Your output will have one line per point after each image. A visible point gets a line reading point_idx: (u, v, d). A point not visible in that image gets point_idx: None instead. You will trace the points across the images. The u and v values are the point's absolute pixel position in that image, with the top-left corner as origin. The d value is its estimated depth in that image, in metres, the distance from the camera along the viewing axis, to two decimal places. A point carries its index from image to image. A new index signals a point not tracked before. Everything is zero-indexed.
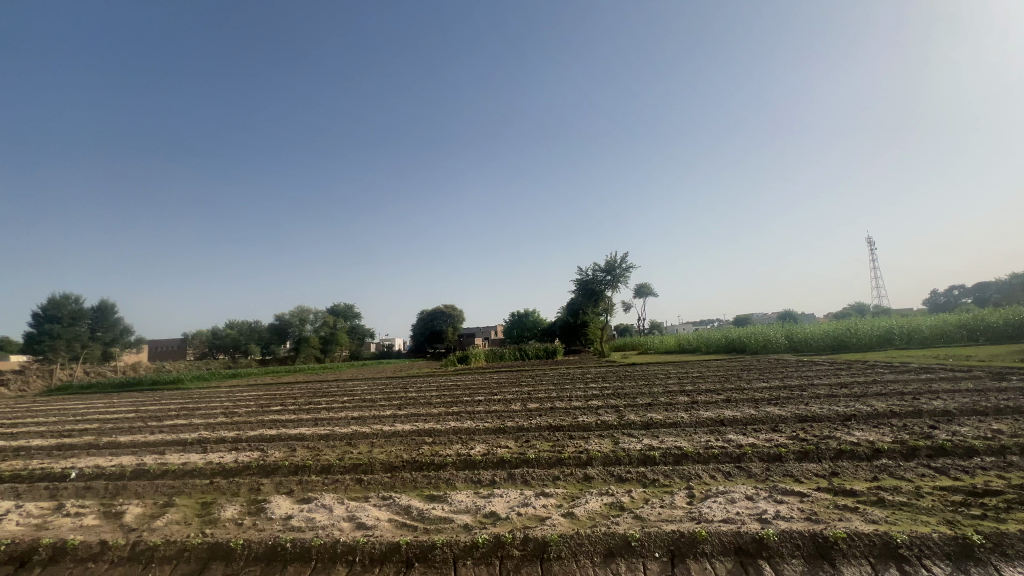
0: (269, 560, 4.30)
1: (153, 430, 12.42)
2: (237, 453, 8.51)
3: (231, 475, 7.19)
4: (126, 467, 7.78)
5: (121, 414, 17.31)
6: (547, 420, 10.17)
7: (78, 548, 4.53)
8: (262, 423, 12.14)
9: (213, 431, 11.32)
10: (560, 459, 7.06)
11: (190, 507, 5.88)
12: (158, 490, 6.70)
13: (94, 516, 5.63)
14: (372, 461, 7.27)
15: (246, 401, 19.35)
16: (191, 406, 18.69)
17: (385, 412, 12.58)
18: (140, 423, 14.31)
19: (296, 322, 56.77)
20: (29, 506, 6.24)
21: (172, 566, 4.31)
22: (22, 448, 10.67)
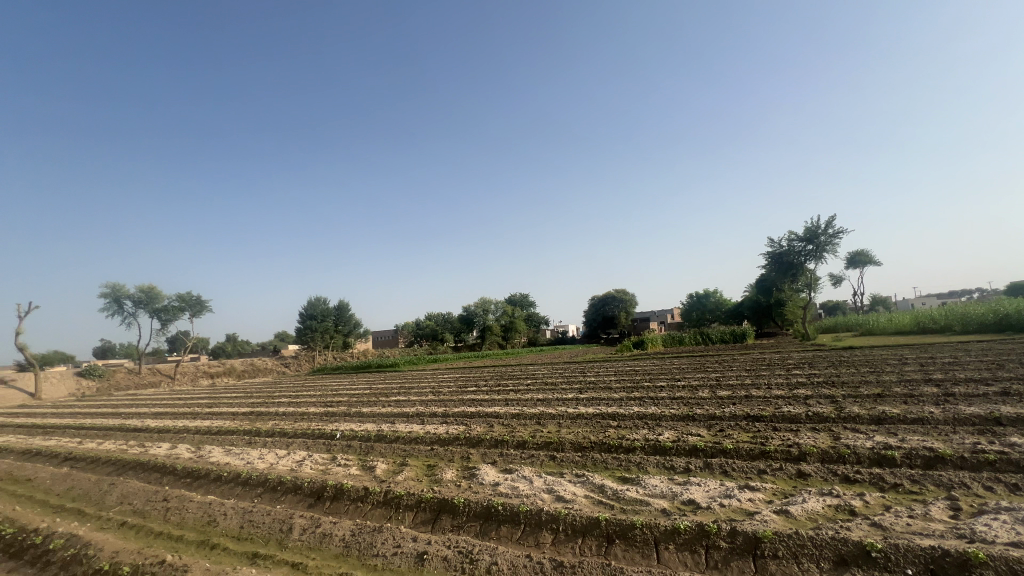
0: (486, 518, 4.93)
1: (385, 404, 15.36)
2: (448, 426, 9.95)
3: (445, 444, 8.43)
4: (370, 432, 9.81)
5: (361, 391, 21.85)
6: (743, 409, 9.27)
7: (350, 490, 5.88)
8: (463, 402, 13.90)
9: (427, 407, 13.43)
10: (764, 452, 6.40)
11: (419, 467, 7.11)
12: (394, 452, 8.27)
13: (355, 467, 7.25)
14: (562, 440, 7.69)
15: (447, 383, 22.40)
16: (408, 386, 22.49)
17: (567, 395, 13.12)
18: (374, 399, 17.84)
19: (480, 313, 62.73)
20: (314, 455, 8.37)
21: (414, 513, 5.27)
22: (304, 414, 14.31)
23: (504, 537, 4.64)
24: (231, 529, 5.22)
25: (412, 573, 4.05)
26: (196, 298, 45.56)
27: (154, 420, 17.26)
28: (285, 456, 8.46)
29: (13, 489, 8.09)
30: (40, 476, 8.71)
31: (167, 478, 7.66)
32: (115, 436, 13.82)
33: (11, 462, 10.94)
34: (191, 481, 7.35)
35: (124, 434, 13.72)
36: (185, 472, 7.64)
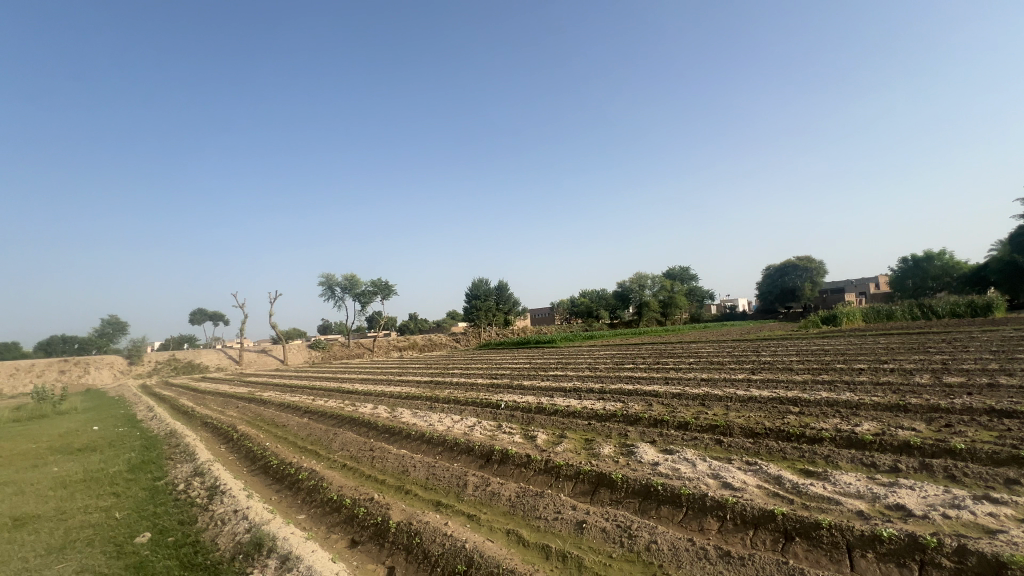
0: (645, 497, 4.87)
1: (545, 379, 16.12)
2: (604, 402, 10.00)
3: (601, 419, 8.53)
4: (530, 403, 10.44)
5: (523, 366, 23.31)
6: (983, 401, 7.29)
7: (515, 456, 6.36)
8: (620, 379, 13.80)
9: (584, 382, 13.70)
10: (1016, 457, 4.95)
11: (578, 440, 7.30)
12: (553, 424, 8.67)
13: (518, 436, 7.81)
14: (730, 424, 7.09)
15: (604, 359, 22.43)
16: (565, 362, 23.16)
17: (737, 375, 11.99)
18: (535, 373, 18.85)
19: (636, 289, 60.64)
20: (483, 422, 9.29)
21: (573, 483, 5.48)
22: (474, 385, 15.89)
23: (665, 518, 4.53)
24: (419, 479, 6.14)
25: (572, 539, 4.24)
26: (385, 283, 53.51)
27: (362, 385, 21.07)
28: (459, 421, 9.55)
29: (276, 431, 10.82)
30: (292, 423, 11.48)
31: (372, 433, 9.34)
32: (336, 396, 17.30)
33: (274, 411, 14.60)
34: (389, 436, 8.84)
35: (341, 396, 17.11)
36: (385, 429, 9.19)
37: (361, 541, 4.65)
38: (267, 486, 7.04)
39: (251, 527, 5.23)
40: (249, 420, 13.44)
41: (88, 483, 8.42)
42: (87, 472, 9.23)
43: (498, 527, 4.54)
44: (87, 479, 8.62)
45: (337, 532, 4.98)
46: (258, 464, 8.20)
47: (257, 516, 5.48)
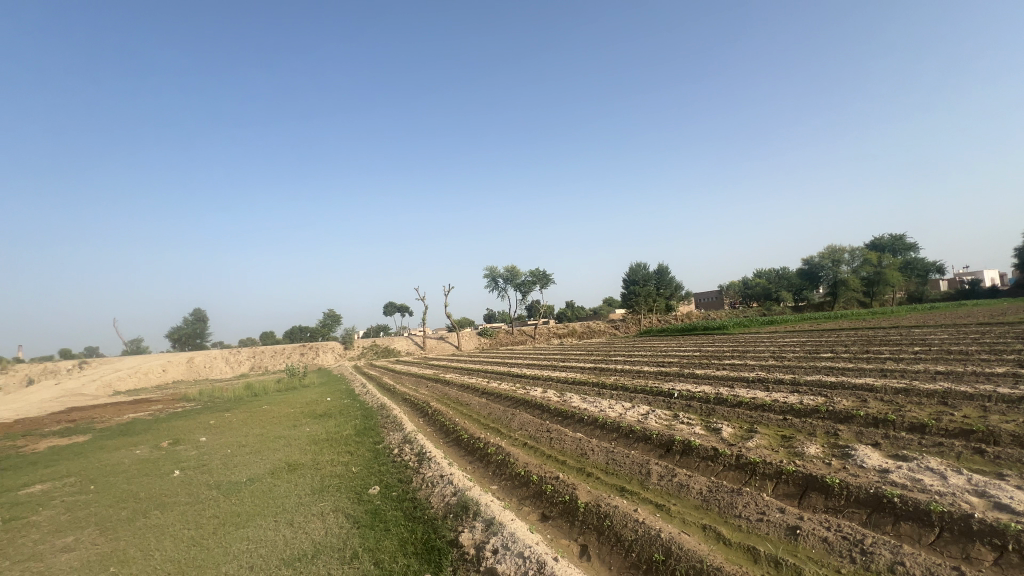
0: (875, 509, 4.11)
1: (719, 367, 14.84)
2: (800, 396, 8.75)
3: (799, 414, 7.47)
4: (707, 393, 9.72)
5: (691, 353, 21.84)
6: None
7: (699, 448, 5.98)
8: (815, 369, 11.92)
9: (770, 372, 12.21)
10: None
11: (773, 436, 6.52)
12: (738, 417, 7.90)
13: (699, 427, 7.33)
14: (995, 430, 5.51)
15: (790, 346, 19.65)
16: (742, 349, 20.97)
17: (992, 368, 9.29)
18: (706, 361, 17.51)
19: (828, 264, 51.43)
20: (656, 410, 8.98)
21: (774, 483, 4.92)
22: (640, 372, 15.47)
23: (907, 537, 3.75)
24: (600, 463, 6.22)
25: (785, 546, 3.79)
26: (543, 272, 55.46)
27: (529, 369, 22.33)
28: (630, 408, 9.41)
29: (462, 409, 12.16)
30: (474, 402, 12.74)
31: (546, 415, 9.79)
32: (508, 380, 18.67)
33: (457, 391, 16.41)
34: (562, 420, 9.14)
35: (511, 380, 18.34)
36: (558, 412, 9.57)
37: (552, 516, 4.91)
38: (462, 456, 7.93)
39: (456, 491, 5.95)
40: (439, 398, 15.39)
41: (331, 442, 10.64)
42: (329, 433, 11.66)
43: (692, 521, 4.33)
44: (330, 439, 10.92)
45: (527, 505, 5.34)
46: (452, 437, 9.31)
47: (460, 482, 6.21)
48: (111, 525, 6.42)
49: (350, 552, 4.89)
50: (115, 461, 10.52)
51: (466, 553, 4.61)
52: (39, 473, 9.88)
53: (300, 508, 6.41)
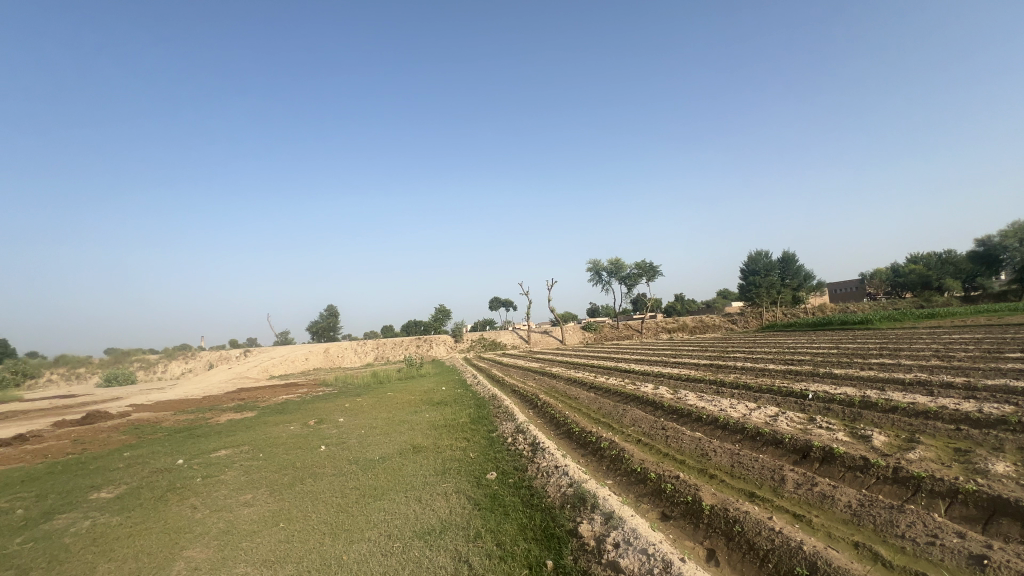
0: None
1: (863, 367, 12.98)
2: (978, 403, 7.31)
3: (979, 425, 6.24)
4: (850, 396, 8.56)
5: (826, 350, 19.40)
6: None
7: (844, 457, 5.32)
8: (998, 371, 9.86)
9: (933, 373, 10.36)
10: None
11: (942, 449, 5.55)
12: (894, 424, 6.84)
13: (843, 433, 6.50)
14: None
15: (960, 344, 16.48)
16: (893, 345, 18.09)
17: None
18: (847, 359, 15.42)
19: (1016, 245, 40.97)
20: (787, 412, 8.15)
21: (947, 503, 4.20)
22: (764, 370, 14.13)
23: None
24: (724, 466, 5.81)
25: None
26: (650, 264, 53.16)
27: (637, 365, 21.66)
28: (756, 408, 8.65)
29: (571, 402, 12.22)
30: (583, 396, 12.71)
31: (660, 413, 9.40)
32: (616, 374, 18.30)
33: (564, 385, 16.51)
34: (678, 418, 8.74)
35: (620, 375, 17.92)
36: (673, 410, 9.16)
37: (673, 516, 4.73)
38: (575, 449, 7.98)
39: (573, 482, 6.01)
40: (546, 390, 15.63)
41: (448, 427, 11.40)
42: (446, 420, 12.49)
43: (840, 536, 3.87)
44: (448, 425, 11.71)
45: (646, 502, 5.22)
46: (563, 429, 9.41)
47: (575, 474, 6.25)
48: (277, 488, 7.61)
49: (474, 532, 5.21)
50: (275, 435, 12.40)
51: (586, 544, 4.66)
52: (222, 441, 12.04)
53: (426, 486, 6.98)
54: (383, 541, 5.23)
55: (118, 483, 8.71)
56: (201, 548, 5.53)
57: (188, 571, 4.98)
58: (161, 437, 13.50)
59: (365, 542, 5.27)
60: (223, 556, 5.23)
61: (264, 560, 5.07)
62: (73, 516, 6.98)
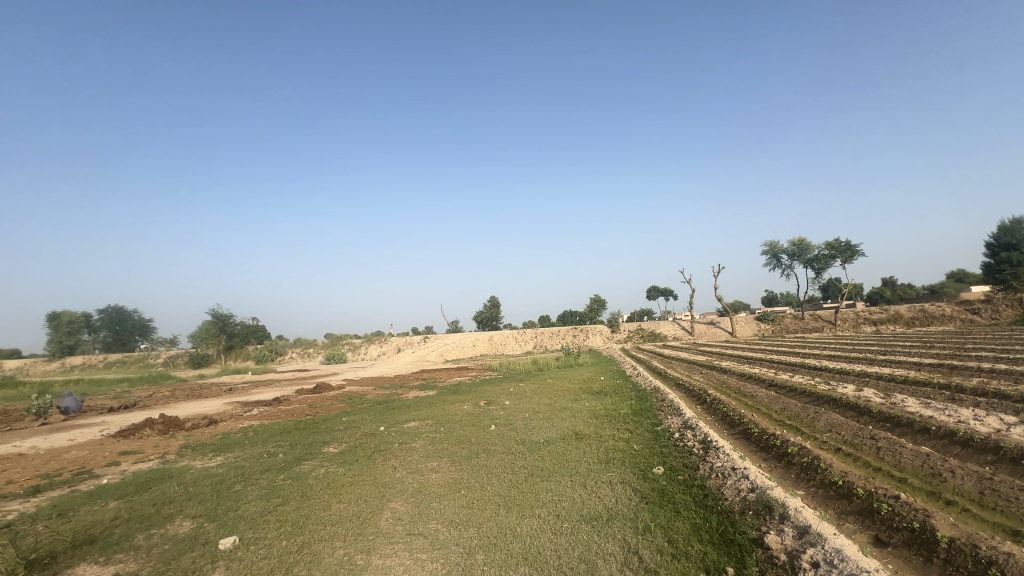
0: None
1: None
2: None
3: None
4: None
5: None
6: None
7: None
8: None
9: None
10: None
11: None
12: None
13: None
14: None
15: None
16: None
17: None
18: None
19: None
20: None
21: None
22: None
23: None
24: (968, 492, 4.61)
25: None
26: (847, 244, 44.64)
27: (830, 361, 18.53)
28: (1018, 424, 6.62)
29: (747, 400, 11.06)
30: (761, 395, 11.39)
31: (866, 420, 7.88)
32: (802, 372, 15.92)
33: (737, 381, 14.99)
34: (893, 427, 7.22)
35: (808, 372, 15.52)
36: (886, 418, 7.58)
37: (892, 543, 3.94)
38: (755, 452, 7.19)
39: (755, 487, 5.44)
40: (715, 386, 14.42)
41: (610, 417, 11.35)
42: (607, 410, 12.46)
43: None
44: (609, 415, 11.66)
45: (852, 522, 4.44)
46: (739, 429, 8.53)
47: (757, 479, 5.64)
48: (457, 459, 8.56)
49: (643, 525, 5.11)
50: (453, 412, 13.95)
51: (774, 557, 4.18)
52: (412, 414, 13.99)
53: (591, 473, 7.08)
54: (552, 520, 5.47)
55: (340, 441, 10.84)
56: (401, 502, 6.53)
57: (394, 520, 5.93)
58: (367, 407, 16.33)
59: (536, 518, 5.59)
60: (419, 512, 6.10)
61: (451, 521, 5.74)
62: (313, 464, 8.91)
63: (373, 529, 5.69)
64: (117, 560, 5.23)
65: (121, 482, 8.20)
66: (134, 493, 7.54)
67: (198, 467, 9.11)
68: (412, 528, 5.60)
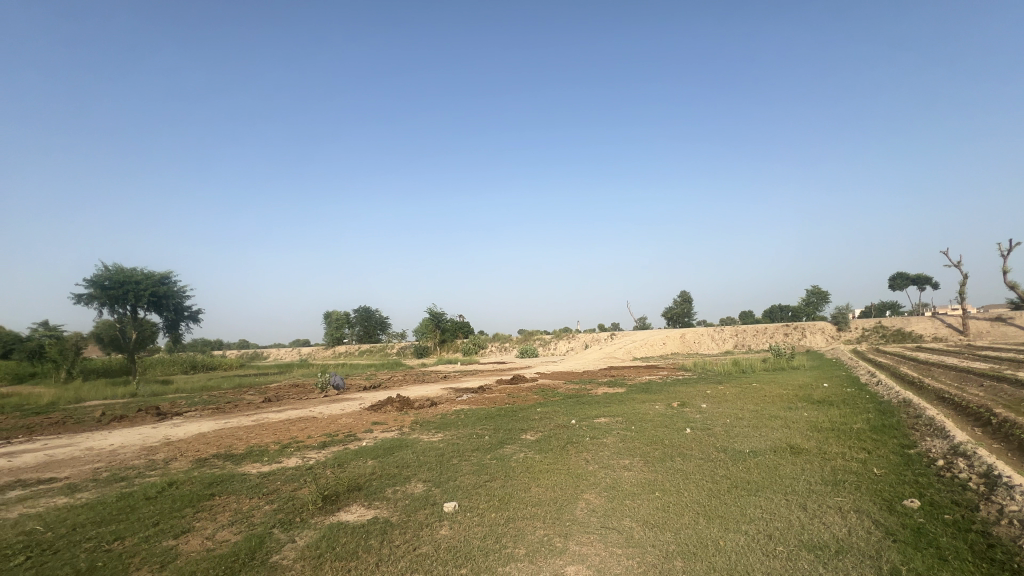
0: None
1: None
2: None
3: None
4: None
5: None
6: None
7: None
8: None
9: None
10: None
11: None
12: None
13: None
14: None
15: None
16: None
17: None
18: None
19: None
20: None
21: None
22: None
23: None
24: None
25: None
26: None
27: None
28: None
29: None
30: None
31: None
32: None
33: None
34: None
35: None
36: None
37: None
38: None
39: None
40: (1005, 403, 10.75)
41: (837, 432, 9.51)
42: (835, 423, 10.43)
43: None
44: (836, 429, 9.76)
45: None
46: None
47: None
48: (651, 459, 8.32)
49: (889, 567, 4.17)
50: (644, 411, 13.56)
51: None
52: (602, 410, 14.10)
53: (813, 495, 6.06)
54: (762, 541, 4.89)
55: (536, 429, 11.65)
56: (595, 495, 6.68)
57: (588, 511, 6.11)
58: (559, 400, 17.10)
59: (743, 534, 5.08)
60: (613, 507, 6.15)
61: (646, 521, 5.64)
62: (513, 448, 9.81)
63: (569, 516, 5.97)
64: (376, 506, 6.69)
65: (375, 446, 10.41)
66: (384, 455, 9.50)
67: (425, 440, 10.92)
68: (606, 522, 5.68)
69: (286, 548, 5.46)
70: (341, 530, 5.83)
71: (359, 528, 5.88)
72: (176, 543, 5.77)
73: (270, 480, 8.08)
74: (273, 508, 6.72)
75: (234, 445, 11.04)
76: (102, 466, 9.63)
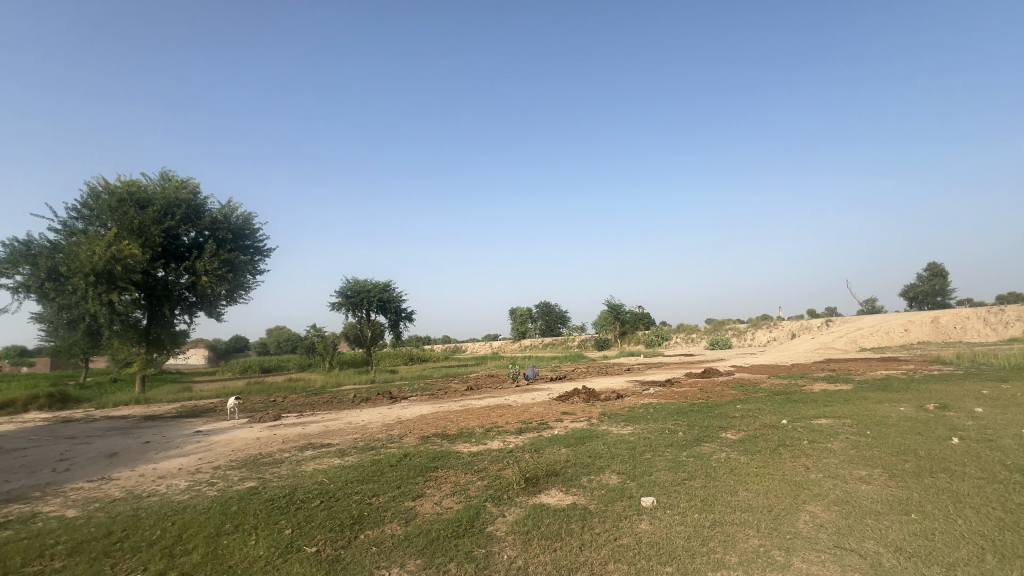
0: None
1: None
2: None
3: None
4: None
5: None
6: None
7: None
8: None
9: None
10: None
11: None
12: None
13: None
14: None
15: None
16: None
17: None
18: None
19: None
20: None
21: None
22: None
23: None
24: None
25: None
26: None
27: None
28: None
29: None
30: None
31: None
32: None
33: None
34: None
35: None
36: None
37: None
38: None
39: None
40: None
41: None
42: None
43: None
44: None
45: None
46: None
47: None
48: (900, 473, 6.74)
49: None
50: (885, 413, 11.01)
51: None
52: (823, 410, 11.96)
53: None
54: None
55: (738, 428, 10.55)
56: (823, 508, 5.72)
57: (815, 525, 5.27)
58: (763, 397, 15.13)
59: None
60: (850, 525, 5.17)
61: (900, 548, 4.59)
62: (713, 446, 9.08)
63: (790, 528, 5.25)
64: (574, 492, 6.96)
65: (567, 435, 10.83)
66: (576, 444, 9.83)
67: (615, 432, 10.92)
68: (841, 541, 4.82)
69: (498, 521, 6.10)
70: (544, 511, 6.24)
71: (560, 511, 6.22)
72: (414, 504, 6.99)
73: (479, 459, 9.12)
74: (484, 484, 7.59)
75: (448, 427, 12.80)
76: (359, 437, 12.26)
